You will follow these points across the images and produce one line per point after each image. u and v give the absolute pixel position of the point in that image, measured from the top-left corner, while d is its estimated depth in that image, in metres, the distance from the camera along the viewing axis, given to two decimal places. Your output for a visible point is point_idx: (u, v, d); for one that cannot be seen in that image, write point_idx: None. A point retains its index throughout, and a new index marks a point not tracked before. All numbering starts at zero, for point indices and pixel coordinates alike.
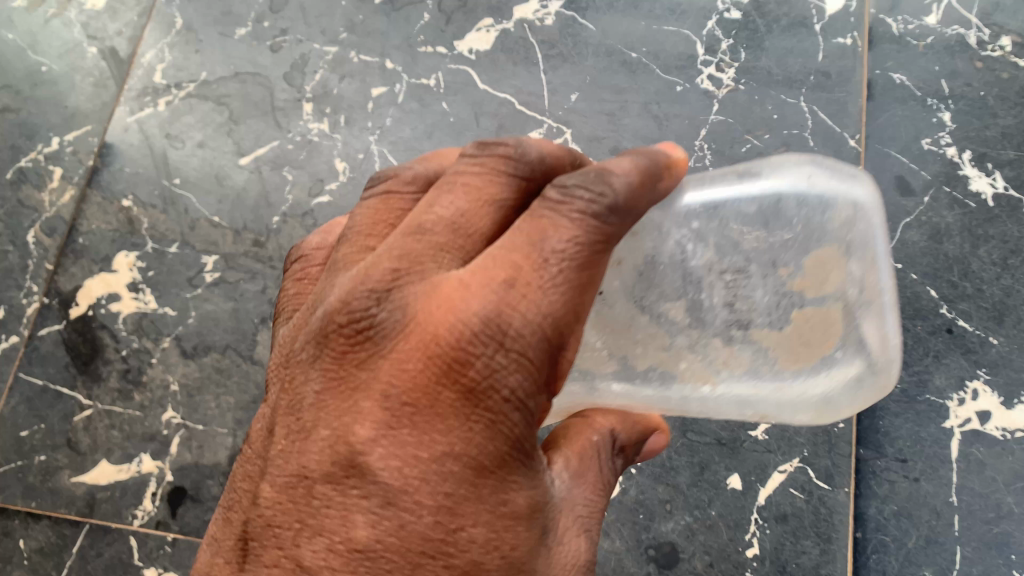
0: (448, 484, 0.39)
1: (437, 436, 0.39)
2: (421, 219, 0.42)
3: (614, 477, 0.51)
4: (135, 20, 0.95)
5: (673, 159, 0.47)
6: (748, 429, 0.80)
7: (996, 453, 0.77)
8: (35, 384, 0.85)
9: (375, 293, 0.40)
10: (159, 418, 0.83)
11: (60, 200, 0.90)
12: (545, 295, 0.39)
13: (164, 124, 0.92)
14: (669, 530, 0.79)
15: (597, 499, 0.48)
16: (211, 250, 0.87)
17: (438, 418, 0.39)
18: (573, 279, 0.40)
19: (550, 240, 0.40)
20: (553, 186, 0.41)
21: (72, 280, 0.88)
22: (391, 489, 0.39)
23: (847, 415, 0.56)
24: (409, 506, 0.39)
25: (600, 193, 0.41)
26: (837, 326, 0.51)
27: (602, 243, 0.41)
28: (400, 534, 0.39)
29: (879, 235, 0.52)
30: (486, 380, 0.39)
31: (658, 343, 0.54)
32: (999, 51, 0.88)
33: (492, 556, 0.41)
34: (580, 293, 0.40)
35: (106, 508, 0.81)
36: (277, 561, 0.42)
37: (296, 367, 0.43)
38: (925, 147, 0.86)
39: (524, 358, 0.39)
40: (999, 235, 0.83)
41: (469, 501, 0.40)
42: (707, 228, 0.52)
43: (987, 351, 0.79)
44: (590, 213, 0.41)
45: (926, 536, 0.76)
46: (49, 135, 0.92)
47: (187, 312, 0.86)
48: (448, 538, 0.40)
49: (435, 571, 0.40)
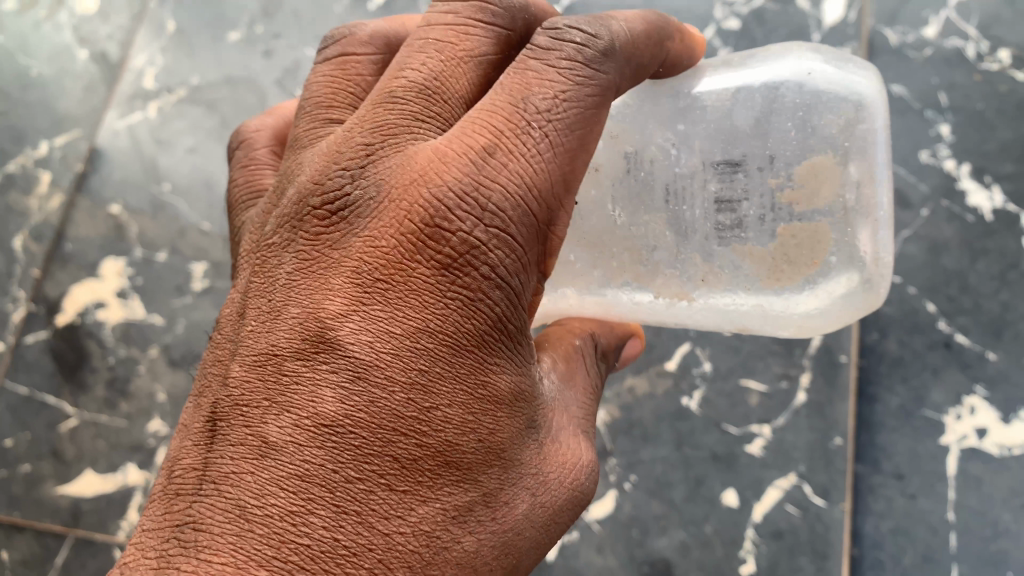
0: (423, 359, 0.43)
1: (411, 311, 0.44)
2: (392, 89, 0.48)
3: (600, 377, 0.59)
4: (126, 23, 0.94)
5: (684, 31, 0.55)
6: (745, 444, 0.79)
7: (993, 470, 0.76)
8: (19, 393, 0.84)
9: (350, 172, 0.46)
10: (146, 429, 0.81)
11: (47, 205, 0.89)
12: (525, 166, 0.44)
13: (155, 129, 0.91)
14: (663, 546, 0.78)
15: (586, 402, 0.56)
16: (200, 257, 0.86)
17: (413, 290, 0.44)
18: (558, 149, 0.45)
19: (533, 98, 0.45)
20: (546, 32, 0.46)
21: (59, 286, 0.86)
22: (361, 362, 0.43)
23: (836, 329, 0.60)
24: (380, 381, 0.43)
25: (590, 40, 0.46)
26: (824, 241, 0.56)
27: (597, 97, 0.46)
28: (370, 408, 0.43)
29: (880, 131, 0.55)
30: (463, 255, 0.44)
31: (636, 255, 0.61)
32: (997, 64, 0.87)
33: (468, 438, 0.44)
34: (568, 163, 0.45)
35: (92, 519, 0.80)
36: (242, 440, 0.43)
37: (269, 251, 0.48)
38: (923, 160, 0.86)
39: (505, 235, 0.44)
40: (998, 249, 0.82)
41: (444, 378, 0.44)
42: (693, 131, 0.60)
43: (985, 366, 0.78)
44: (577, 64, 0.45)
45: (923, 553, 0.75)
46: (37, 139, 0.91)
47: (175, 320, 0.84)
48: (422, 416, 0.43)
49: (407, 448, 0.43)
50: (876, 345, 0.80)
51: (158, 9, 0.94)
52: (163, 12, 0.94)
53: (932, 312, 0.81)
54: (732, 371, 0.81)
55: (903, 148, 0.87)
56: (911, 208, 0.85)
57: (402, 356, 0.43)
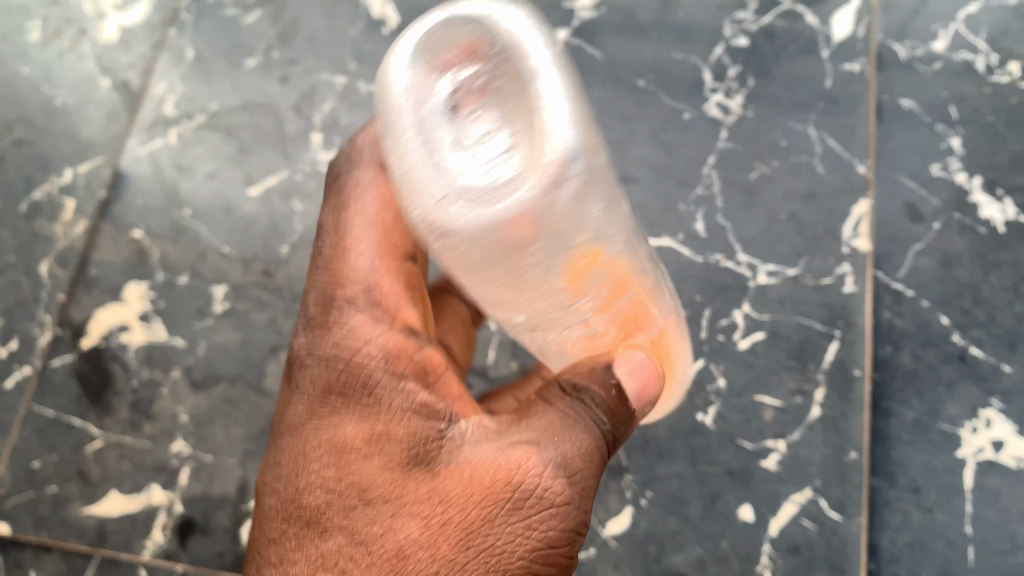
0: (280, 458, 0.56)
1: (285, 410, 0.59)
2: None
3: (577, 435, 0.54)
4: (147, 52, 0.97)
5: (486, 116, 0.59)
6: (760, 459, 0.79)
7: (1011, 482, 0.76)
8: (46, 415, 0.85)
9: None
10: (169, 449, 0.83)
11: (72, 231, 0.91)
12: (343, 268, 0.64)
13: (176, 155, 0.93)
14: (680, 561, 0.78)
15: (515, 452, 0.53)
16: (221, 280, 0.88)
17: (287, 395, 0.60)
18: (353, 248, 0.65)
19: (320, 242, 0.66)
20: (337, 162, 0.69)
21: (84, 310, 0.88)
22: (258, 490, 0.57)
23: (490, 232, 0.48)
24: (265, 491, 0.56)
25: (354, 155, 0.68)
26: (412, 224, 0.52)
27: (378, 197, 0.66)
28: (262, 506, 0.55)
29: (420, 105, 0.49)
30: (298, 358, 0.61)
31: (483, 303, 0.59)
32: (1008, 76, 0.88)
33: (324, 494, 0.53)
34: (359, 250, 0.65)
35: (117, 539, 0.81)
36: None
37: None
38: (935, 173, 0.86)
39: (329, 324, 0.61)
40: (1011, 261, 0.82)
41: (301, 460, 0.55)
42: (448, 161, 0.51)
43: (1000, 379, 0.79)
44: (347, 191, 0.67)
45: (940, 567, 0.75)
46: (62, 167, 0.93)
47: (197, 342, 0.86)
48: (294, 499, 0.54)
49: (285, 528, 0.53)
50: (890, 358, 0.81)
51: (178, 38, 0.97)
52: (183, 41, 0.97)
53: (945, 325, 0.81)
54: (746, 387, 0.81)
55: (913, 162, 0.87)
56: (923, 220, 0.85)
57: (270, 462, 0.57)
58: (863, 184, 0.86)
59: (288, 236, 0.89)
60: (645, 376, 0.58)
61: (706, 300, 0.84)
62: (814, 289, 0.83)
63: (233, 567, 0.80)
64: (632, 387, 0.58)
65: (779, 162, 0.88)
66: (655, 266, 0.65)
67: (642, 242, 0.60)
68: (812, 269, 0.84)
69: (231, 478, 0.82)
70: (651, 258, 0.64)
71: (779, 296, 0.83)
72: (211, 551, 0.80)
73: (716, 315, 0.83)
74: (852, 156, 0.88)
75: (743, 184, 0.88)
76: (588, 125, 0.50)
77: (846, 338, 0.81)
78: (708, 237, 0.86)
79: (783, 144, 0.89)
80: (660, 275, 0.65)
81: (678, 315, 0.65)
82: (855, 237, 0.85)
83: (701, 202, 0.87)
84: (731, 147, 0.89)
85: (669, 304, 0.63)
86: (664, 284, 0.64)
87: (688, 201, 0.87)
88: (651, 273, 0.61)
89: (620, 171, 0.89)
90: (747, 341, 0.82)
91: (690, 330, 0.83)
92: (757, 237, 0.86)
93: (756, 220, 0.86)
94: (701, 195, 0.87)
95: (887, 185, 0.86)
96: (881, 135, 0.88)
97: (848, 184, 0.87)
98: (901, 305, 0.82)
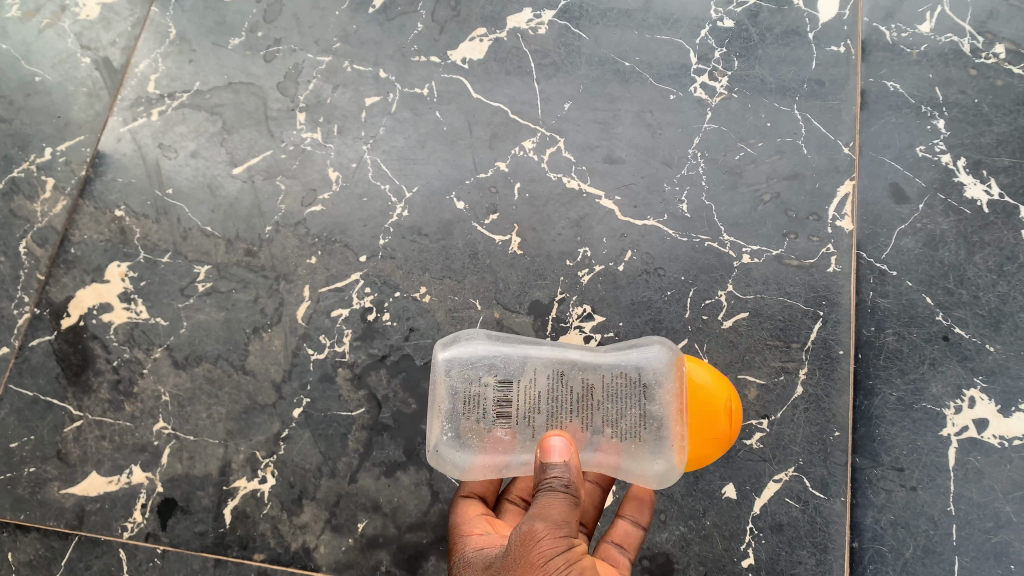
0: None
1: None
2: None
3: (567, 491, 0.60)
4: (129, 30, 0.96)
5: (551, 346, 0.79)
6: (743, 438, 0.79)
7: (994, 462, 0.77)
8: (25, 396, 0.84)
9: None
10: (150, 429, 0.83)
11: (52, 210, 0.90)
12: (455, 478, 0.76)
13: (157, 134, 0.92)
14: (664, 540, 0.77)
15: (565, 520, 0.58)
16: (203, 260, 0.87)
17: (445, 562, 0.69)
18: None
19: None
20: None
21: (64, 290, 0.87)
22: None
23: (453, 472, 0.68)
24: None
25: None
26: None
27: None
28: None
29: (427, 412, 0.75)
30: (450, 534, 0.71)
31: None
32: (993, 58, 0.88)
33: None
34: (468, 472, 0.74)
35: (96, 520, 0.80)
36: None
37: None
38: (919, 154, 0.86)
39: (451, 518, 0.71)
40: (995, 241, 0.83)
41: None
42: None
43: (983, 359, 0.80)
44: None
45: (923, 546, 0.76)
46: (42, 145, 0.92)
47: (179, 322, 0.86)
48: None
49: None
50: (873, 339, 0.81)
51: (160, 16, 0.96)
52: (166, 19, 0.96)
53: (929, 305, 0.82)
54: (730, 366, 0.81)
55: (899, 143, 0.87)
56: (908, 202, 0.85)
57: None
58: (847, 165, 0.86)
59: (271, 216, 0.89)
60: (561, 454, 0.61)
61: (690, 280, 0.84)
62: (797, 270, 0.83)
63: (214, 548, 0.79)
64: (557, 465, 0.61)
65: (764, 143, 0.88)
66: (641, 396, 0.67)
67: (583, 414, 0.67)
68: (796, 249, 0.84)
69: (212, 458, 0.81)
70: (627, 396, 0.67)
71: (763, 275, 0.84)
72: (192, 531, 0.80)
73: (700, 296, 0.83)
74: (837, 138, 0.87)
75: (727, 165, 0.88)
76: (465, 400, 0.66)
77: (829, 318, 0.82)
78: (693, 218, 0.86)
79: (768, 125, 0.89)
80: (649, 402, 0.67)
81: (669, 437, 0.66)
82: (838, 218, 0.85)
83: (686, 182, 0.87)
84: (716, 129, 0.89)
85: (639, 430, 0.66)
86: (642, 411, 0.66)
87: (673, 181, 0.87)
88: (606, 428, 0.66)
89: (605, 152, 0.89)
90: (729, 320, 0.82)
91: (674, 311, 0.83)
92: (741, 218, 0.86)
93: (741, 201, 0.86)
94: (686, 176, 0.87)
95: (871, 166, 0.86)
96: (865, 118, 0.88)
97: (833, 166, 0.86)
98: (885, 285, 0.82)
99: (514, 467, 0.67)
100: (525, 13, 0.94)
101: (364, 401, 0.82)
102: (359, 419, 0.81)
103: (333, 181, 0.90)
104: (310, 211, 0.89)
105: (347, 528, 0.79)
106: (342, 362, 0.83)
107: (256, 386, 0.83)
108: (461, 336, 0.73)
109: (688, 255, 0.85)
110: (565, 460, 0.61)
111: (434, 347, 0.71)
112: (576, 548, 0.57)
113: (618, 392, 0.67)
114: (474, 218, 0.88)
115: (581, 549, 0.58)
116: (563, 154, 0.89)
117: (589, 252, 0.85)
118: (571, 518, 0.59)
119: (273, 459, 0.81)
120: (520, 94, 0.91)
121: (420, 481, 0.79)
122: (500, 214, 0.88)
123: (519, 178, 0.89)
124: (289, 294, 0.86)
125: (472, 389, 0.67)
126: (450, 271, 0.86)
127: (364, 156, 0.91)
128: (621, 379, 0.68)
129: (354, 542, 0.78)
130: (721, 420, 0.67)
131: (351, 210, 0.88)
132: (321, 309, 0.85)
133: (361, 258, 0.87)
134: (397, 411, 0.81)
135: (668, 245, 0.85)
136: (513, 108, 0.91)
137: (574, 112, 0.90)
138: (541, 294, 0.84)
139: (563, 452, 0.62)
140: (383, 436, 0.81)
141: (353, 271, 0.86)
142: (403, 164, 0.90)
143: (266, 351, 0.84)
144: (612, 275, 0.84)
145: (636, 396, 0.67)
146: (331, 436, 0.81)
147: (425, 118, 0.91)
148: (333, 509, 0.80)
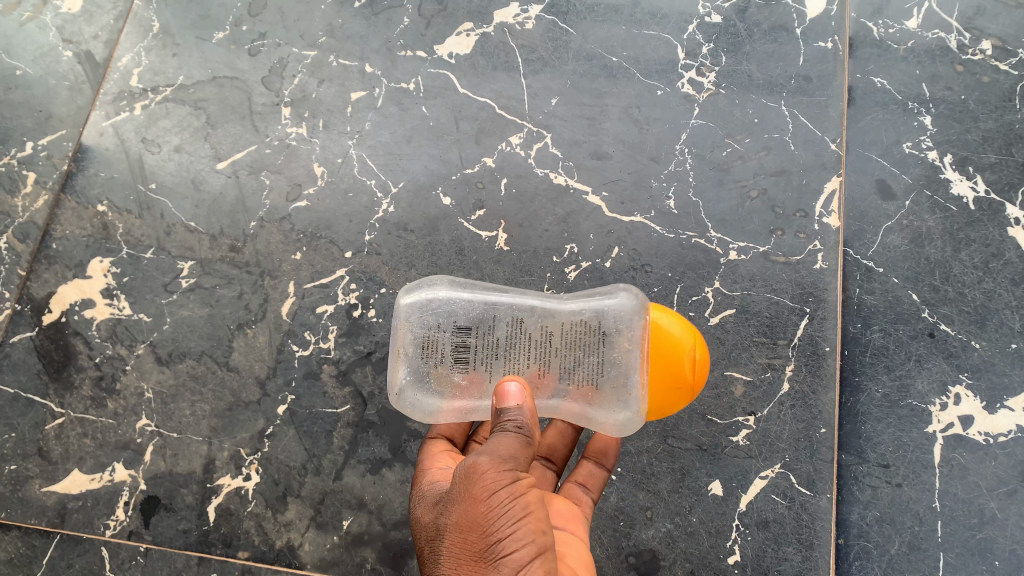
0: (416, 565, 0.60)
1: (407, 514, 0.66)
2: None
3: (519, 433, 0.61)
4: (111, 23, 0.95)
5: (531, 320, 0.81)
6: (730, 434, 0.79)
7: (979, 458, 0.77)
8: (6, 393, 0.83)
9: None
10: (133, 427, 0.82)
11: (33, 205, 0.89)
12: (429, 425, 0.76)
13: (140, 128, 0.91)
14: (650, 537, 0.77)
15: (514, 455, 0.59)
16: (187, 256, 0.87)
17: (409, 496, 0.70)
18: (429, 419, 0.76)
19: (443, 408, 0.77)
20: None
21: (45, 286, 0.86)
22: None
23: (417, 413, 0.69)
24: None
25: None
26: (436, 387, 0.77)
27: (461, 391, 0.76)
28: None
29: None
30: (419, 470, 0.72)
31: None
32: (980, 54, 0.88)
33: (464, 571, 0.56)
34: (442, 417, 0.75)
35: (78, 518, 0.80)
36: None
37: None
38: (906, 151, 0.86)
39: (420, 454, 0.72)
40: (980, 239, 0.83)
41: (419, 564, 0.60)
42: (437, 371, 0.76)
43: (969, 355, 0.80)
44: None
45: (908, 542, 0.76)
46: (23, 140, 0.91)
47: (162, 318, 0.85)
48: None
49: None
50: (860, 335, 0.81)
51: (144, 9, 0.95)
52: (150, 13, 0.95)
53: (915, 301, 0.82)
54: (716, 362, 0.81)
55: (886, 140, 0.87)
56: (895, 199, 0.85)
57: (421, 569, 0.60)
58: (834, 161, 0.86)
59: (255, 211, 0.88)
60: (515, 399, 0.63)
61: (677, 277, 0.83)
62: (784, 266, 0.83)
63: (198, 546, 0.79)
64: (515, 410, 0.62)
65: (751, 138, 0.88)
66: (599, 342, 0.67)
67: (542, 362, 0.67)
68: (783, 246, 0.84)
69: (196, 455, 0.81)
70: (586, 342, 0.67)
71: (750, 272, 0.83)
72: (176, 529, 0.79)
73: (687, 292, 0.83)
74: (824, 134, 0.87)
75: (715, 161, 0.87)
76: (425, 344, 0.67)
77: (816, 315, 0.82)
78: (680, 214, 0.86)
79: (755, 121, 0.88)
80: (607, 349, 0.66)
81: (629, 384, 0.66)
82: (826, 215, 0.85)
83: (673, 178, 0.87)
84: (703, 125, 0.88)
85: (597, 377, 0.66)
86: (600, 360, 0.66)
87: (660, 178, 0.87)
88: (565, 374, 0.67)
89: (592, 147, 0.88)
90: (716, 317, 0.82)
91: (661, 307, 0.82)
92: (728, 214, 0.85)
93: (729, 197, 0.86)
94: (673, 172, 0.87)
95: (858, 163, 0.86)
96: (852, 115, 0.88)
97: (820, 162, 0.86)
98: (871, 282, 0.82)
99: (478, 412, 0.68)
100: (512, 8, 0.94)
101: (349, 397, 0.81)
102: (344, 415, 0.81)
103: (319, 176, 0.89)
104: (295, 207, 0.88)
105: (332, 525, 0.78)
106: (327, 358, 0.83)
107: (240, 383, 0.83)
108: (427, 280, 0.73)
109: (675, 251, 0.84)
110: (520, 405, 0.62)
111: (399, 291, 0.71)
112: (522, 483, 0.59)
113: (577, 339, 0.67)
114: (460, 214, 0.87)
115: (528, 483, 0.60)
116: (550, 150, 0.89)
117: (576, 248, 0.85)
118: (522, 455, 0.60)
119: (258, 456, 0.80)
120: (507, 89, 0.91)
121: (405, 477, 0.79)
122: (487, 210, 0.87)
123: (506, 174, 0.88)
124: (273, 290, 0.85)
125: (433, 334, 0.67)
126: (436, 266, 0.85)
127: (349, 151, 0.90)
128: (580, 325, 0.68)
129: (339, 539, 0.78)
130: (682, 366, 0.65)
131: (337, 205, 0.88)
132: (306, 304, 0.85)
133: (346, 254, 0.86)
134: (382, 408, 0.81)
135: (655, 241, 0.85)
136: (500, 104, 0.91)
137: (562, 107, 0.90)
138: (527, 290, 0.84)
139: (518, 397, 0.63)
140: (369, 432, 0.80)
141: (338, 266, 0.86)
142: (389, 159, 0.89)
143: (251, 347, 0.83)
144: (599, 271, 0.84)
145: (595, 342, 0.67)
146: (316, 433, 0.81)
147: (411, 113, 0.91)
148: (318, 506, 0.79)
